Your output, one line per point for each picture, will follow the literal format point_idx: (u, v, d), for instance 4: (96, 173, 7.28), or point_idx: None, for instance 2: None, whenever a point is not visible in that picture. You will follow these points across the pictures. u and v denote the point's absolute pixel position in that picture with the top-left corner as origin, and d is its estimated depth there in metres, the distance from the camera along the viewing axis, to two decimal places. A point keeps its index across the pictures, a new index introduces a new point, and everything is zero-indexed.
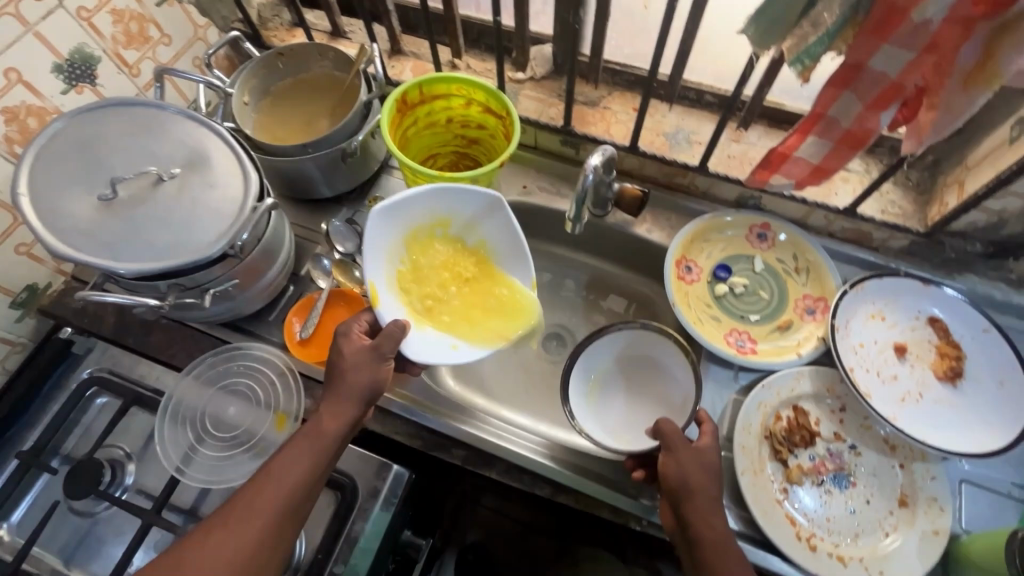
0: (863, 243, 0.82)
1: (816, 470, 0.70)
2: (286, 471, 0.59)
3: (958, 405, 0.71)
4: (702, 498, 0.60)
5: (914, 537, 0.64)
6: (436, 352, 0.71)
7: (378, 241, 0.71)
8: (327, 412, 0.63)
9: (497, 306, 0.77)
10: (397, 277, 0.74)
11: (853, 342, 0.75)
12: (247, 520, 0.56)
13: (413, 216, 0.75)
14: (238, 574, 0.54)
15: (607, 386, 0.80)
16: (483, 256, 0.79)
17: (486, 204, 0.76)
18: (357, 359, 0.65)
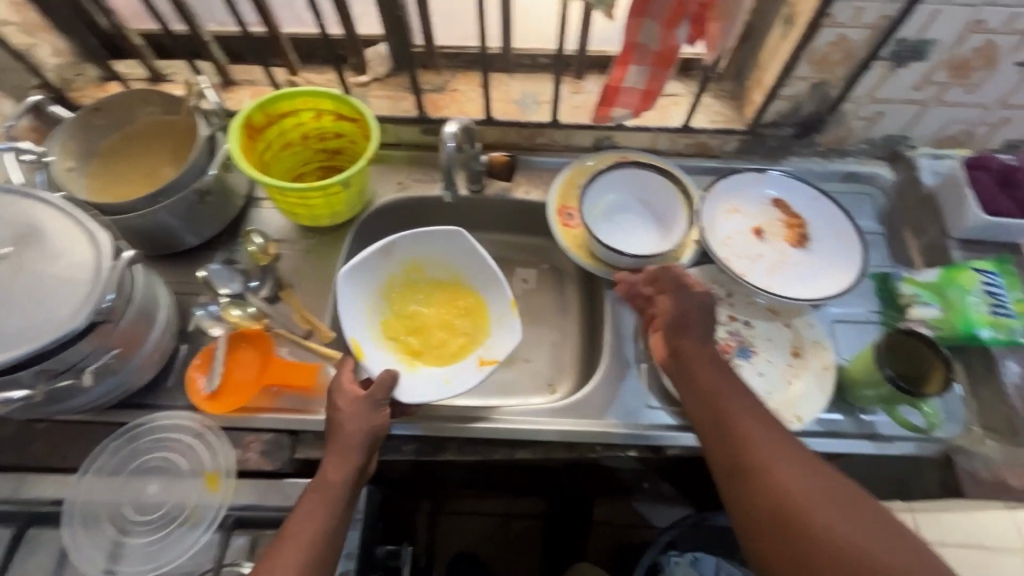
0: (706, 154, 0.94)
1: (724, 352, 0.78)
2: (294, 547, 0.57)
3: (814, 262, 0.83)
4: (693, 326, 0.69)
5: (812, 377, 0.75)
6: (427, 387, 0.72)
7: (357, 300, 0.77)
8: (321, 477, 0.61)
9: (485, 330, 0.79)
10: (383, 329, 0.80)
11: (721, 236, 0.85)
12: None
13: (384, 271, 0.81)
14: None
15: (619, 206, 0.88)
16: (464, 287, 0.83)
17: (438, 236, 0.80)
18: (347, 414, 0.65)
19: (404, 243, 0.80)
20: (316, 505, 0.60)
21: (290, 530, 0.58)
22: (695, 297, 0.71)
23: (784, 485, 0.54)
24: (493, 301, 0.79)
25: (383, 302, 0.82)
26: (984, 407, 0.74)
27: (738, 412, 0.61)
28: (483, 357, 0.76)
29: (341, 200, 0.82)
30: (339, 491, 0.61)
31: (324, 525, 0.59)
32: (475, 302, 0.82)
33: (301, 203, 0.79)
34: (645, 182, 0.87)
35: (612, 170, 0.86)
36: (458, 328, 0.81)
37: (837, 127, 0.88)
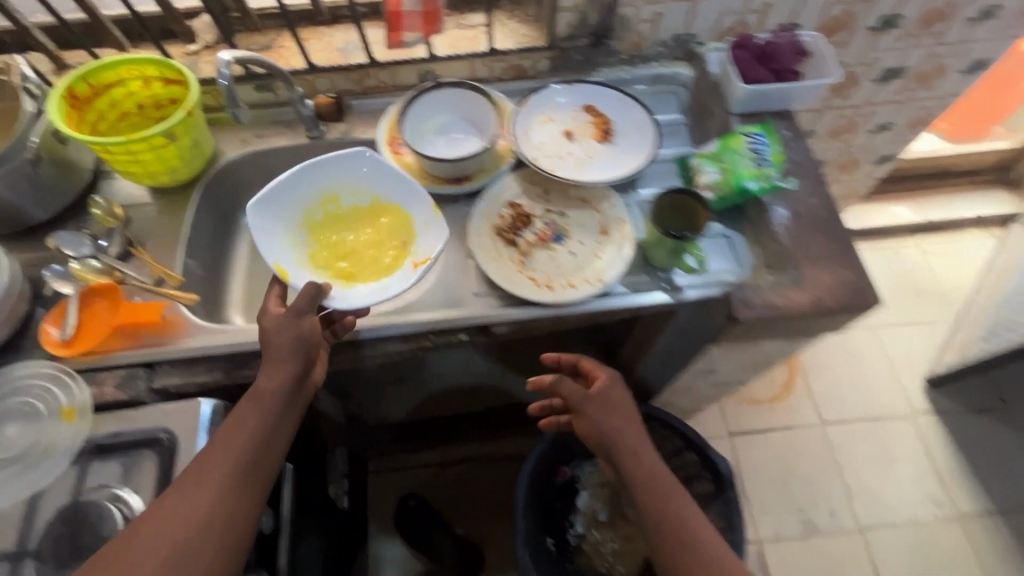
0: (523, 76, 1.03)
1: (541, 240, 0.87)
2: (234, 435, 0.65)
3: (617, 153, 0.93)
4: (613, 422, 0.83)
5: (614, 247, 0.85)
6: (368, 295, 0.79)
7: (274, 232, 0.82)
8: (255, 387, 0.68)
9: (414, 237, 0.85)
10: (308, 258, 0.85)
11: (535, 142, 0.94)
12: (203, 480, 0.61)
13: (298, 204, 0.86)
14: (198, 525, 0.59)
15: (444, 126, 0.97)
16: (382, 205, 0.89)
17: (344, 157, 0.86)
18: (274, 329, 0.70)
19: (313, 168, 0.85)
20: (251, 412, 0.66)
21: (224, 433, 0.65)
22: (615, 401, 0.85)
23: (687, 536, 0.72)
24: (416, 211, 0.85)
25: (306, 234, 0.87)
26: (764, 249, 0.84)
27: (665, 492, 0.76)
28: (415, 261, 0.82)
29: (174, 154, 0.86)
30: (271, 402, 0.67)
31: (259, 425, 0.66)
32: (399, 216, 0.88)
33: (132, 159, 0.83)
34: (468, 101, 0.96)
35: (435, 90, 0.95)
36: (386, 247, 0.88)
37: (626, 32, 0.98)
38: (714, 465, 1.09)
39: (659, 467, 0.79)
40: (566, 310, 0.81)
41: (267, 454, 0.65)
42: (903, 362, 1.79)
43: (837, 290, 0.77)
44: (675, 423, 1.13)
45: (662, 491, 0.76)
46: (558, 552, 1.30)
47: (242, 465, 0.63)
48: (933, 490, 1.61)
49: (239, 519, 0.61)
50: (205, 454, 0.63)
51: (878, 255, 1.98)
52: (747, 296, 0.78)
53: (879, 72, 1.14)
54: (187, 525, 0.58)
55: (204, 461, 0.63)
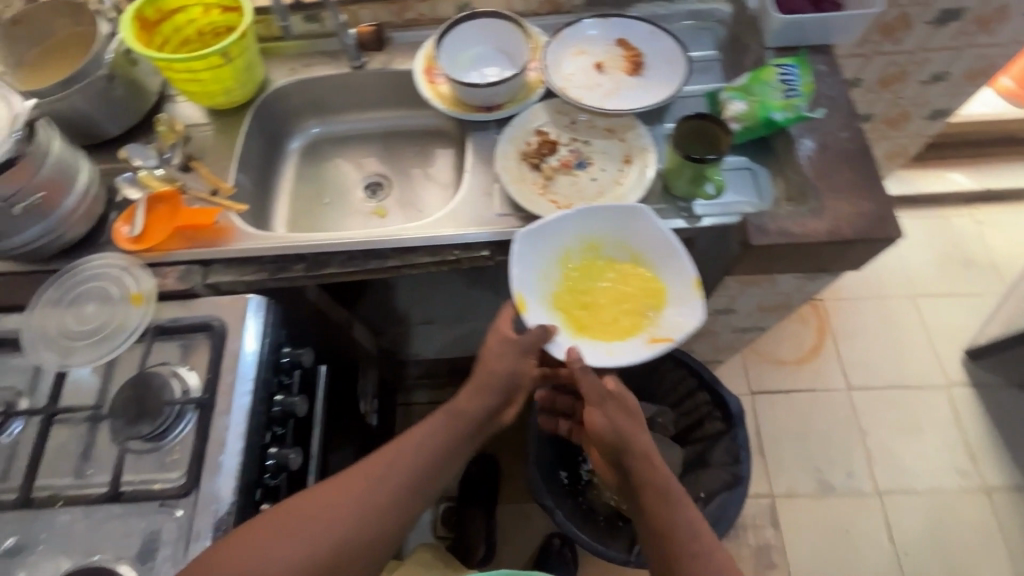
0: (558, 11, 1.04)
1: (564, 166, 0.90)
2: (426, 442, 0.75)
3: (646, 86, 0.94)
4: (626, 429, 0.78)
5: (636, 175, 0.87)
6: (596, 355, 0.80)
7: (528, 263, 0.83)
8: (458, 404, 0.78)
9: (661, 311, 0.82)
10: (550, 295, 0.85)
11: (566, 73, 0.96)
12: (392, 471, 0.71)
13: (561, 241, 0.85)
14: (376, 509, 0.68)
15: (478, 57, 1.00)
16: (642, 265, 0.85)
17: (635, 217, 0.83)
18: (497, 356, 0.80)
19: (591, 215, 0.84)
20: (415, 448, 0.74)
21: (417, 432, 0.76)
22: (629, 403, 0.81)
23: (696, 548, 0.70)
24: (673, 283, 0.82)
25: (555, 271, 0.86)
26: (786, 182, 0.85)
27: (668, 501, 0.73)
28: (653, 337, 0.81)
29: (228, 74, 0.94)
30: (433, 445, 0.75)
31: (446, 440, 0.76)
32: (652, 284, 0.84)
33: (192, 78, 0.91)
34: (503, 31, 0.99)
35: (473, 19, 0.98)
36: (628, 305, 0.84)
37: None
38: (724, 403, 1.11)
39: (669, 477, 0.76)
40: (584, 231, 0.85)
41: (424, 485, 0.72)
42: (943, 333, 1.73)
43: (855, 220, 0.78)
44: (689, 363, 1.16)
45: (672, 499, 0.74)
46: (570, 485, 1.36)
47: (427, 472, 0.73)
48: (960, 461, 1.57)
49: (400, 526, 0.70)
50: (399, 444, 0.74)
51: (927, 222, 1.89)
52: (763, 223, 0.79)
53: (934, 14, 1.09)
54: (366, 506, 0.68)
55: (395, 449, 0.74)
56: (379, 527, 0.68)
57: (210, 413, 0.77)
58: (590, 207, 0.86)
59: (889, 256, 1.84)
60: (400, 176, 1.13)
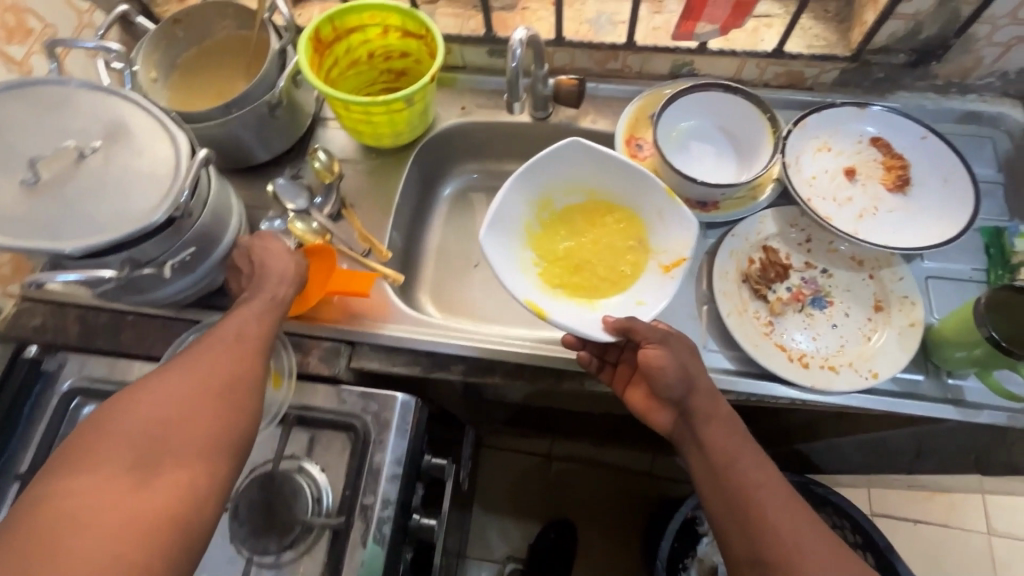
0: (798, 86, 0.84)
1: (796, 299, 0.73)
2: (251, 322, 0.59)
3: (911, 209, 0.74)
4: (696, 383, 0.63)
5: (894, 332, 0.69)
6: (626, 311, 0.69)
7: (502, 257, 0.70)
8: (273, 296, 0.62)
9: (648, 234, 0.73)
10: (540, 279, 0.73)
11: (806, 175, 0.77)
12: (225, 350, 0.55)
13: (514, 220, 0.74)
14: (210, 392, 0.51)
15: (696, 134, 0.82)
16: (601, 201, 0.76)
17: (556, 151, 0.72)
18: (273, 254, 0.67)
19: (525, 177, 0.73)
20: (215, 358, 0.53)
21: (246, 317, 0.59)
22: (687, 344, 0.65)
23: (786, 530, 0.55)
24: (648, 199, 0.73)
25: (528, 253, 0.75)
26: None
27: (750, 474, 0.59)
28: (664, 261, 0.71)
29: (404, 119, 0.80)
30: (259, 328, 0.59)
31: (265, 317, 0.60)
32: (625, 215, 0.75)
33: (364, 119, 0.78)
34: (739, 111, 0.80)
35: (709, 91, 0.80)
36: (613, 249, 0.75)
37: (961, 55, 0.76)
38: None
39: (741, 440, 0.62)
40: (820, 397, 0.67)
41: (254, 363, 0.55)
42: None
43: None
44: (855, 515, 0.98)
45: (750, 464, 0.60)
46: None
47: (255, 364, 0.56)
48: None
49: (218, 378, 0.52)
50: (238, 320, 0.58)
51: None
52: None
53: None
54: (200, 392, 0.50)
55: (233, 327, 0.57)
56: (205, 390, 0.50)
57: (346, 537, 0.66)
58: (829, 365, 0.68)
59: None
60: None
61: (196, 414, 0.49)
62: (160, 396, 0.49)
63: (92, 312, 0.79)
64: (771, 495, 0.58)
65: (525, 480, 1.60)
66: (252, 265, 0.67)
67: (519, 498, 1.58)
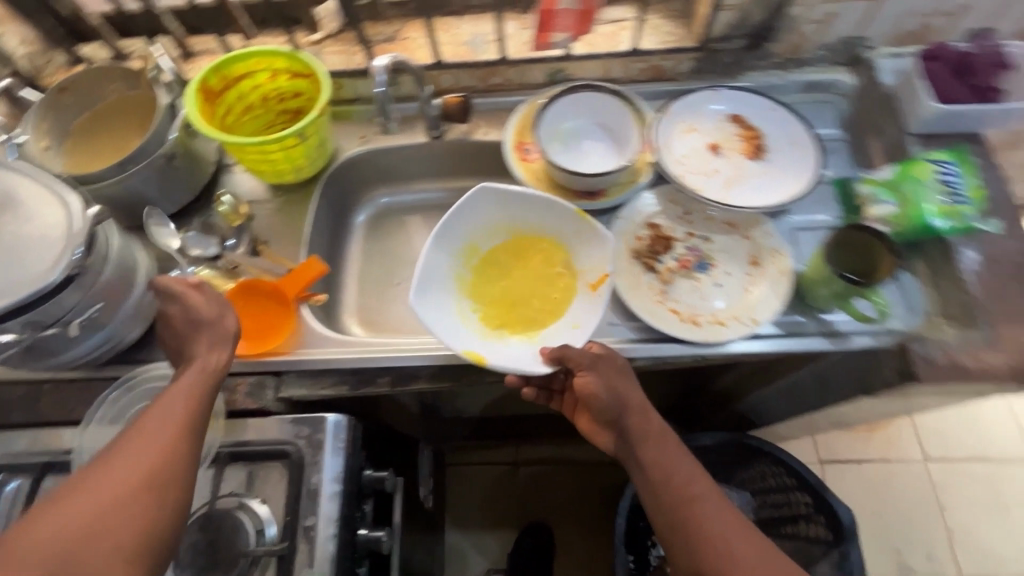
0: (661, 78, 0.93)
1: (683, 267, 0.80)
2: (180, 400, 0.58)
3: (770, 172, 0.83)
4: (627, 401, 0.69)
5: (769, 282, 0.77)
6: (564, 335, 0.75)
7: (440, 313, 0.75)
8: (203, 364, 0.62)
9: (571, 258, 0.79)
10: (483, 324, 0.78)
11: (677, 155, 0.86)
12: (149, 440, 0.53)
13: (445, 275, 0.78)
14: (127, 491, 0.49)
15: (577, 131, 0.90)
16: (523, 237, 0.82)
17: (468, 203, 0.78)
18: (204, 314, 0.65)
19: (446, 232, 0.78)
20: (135, 451, 0.52)
21: (173, 398, 0.57)
22: (619, 363, 0.71)
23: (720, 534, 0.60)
24: (562, 228, 0.79)
25: (466, 302, 0.79)
26: (943, 297, 0.75)
27: (686, 484, 0.65)
28: (590, 281, 0.77)
29: (301, 153, 0.83)
30: (184, 407, 0.57)
31: (195, 390, 0.59)
32: (546, 245, 0.81)
33: (262, 158, 0.81)
34: (610, 106, 0.88)
35: (580, 92, 0.87)
36: (543, 278, 0.81)
37: (789, 34, 0.87)
38: (831, 508, 1.00)
39: (676, 452, 0.69)
40: (713, 350, 0.74)
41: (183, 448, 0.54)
42: None
43: None
44: (788, 460, 1.05)
45: (685, 474, 0.66)
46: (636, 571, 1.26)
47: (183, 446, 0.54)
48: None
49: (139, 474, 0.51)
50: (165, 401, 0.57)
51: None
52: (931, 353, 0.68)
53: None
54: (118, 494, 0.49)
55: (157, 412, 0.56)
56: (123, 491, 0.49)
57: (290, 563, 0.68)
58: (718, 320, 0.75)
59: None
60: None
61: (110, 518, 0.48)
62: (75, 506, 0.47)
63: (6, 386, 0.78)
64: (703, 502, 0.63)
65: (495, 491, 1.61)
66: (175, 339, 0.66)
67: (492, 510, 1.59)
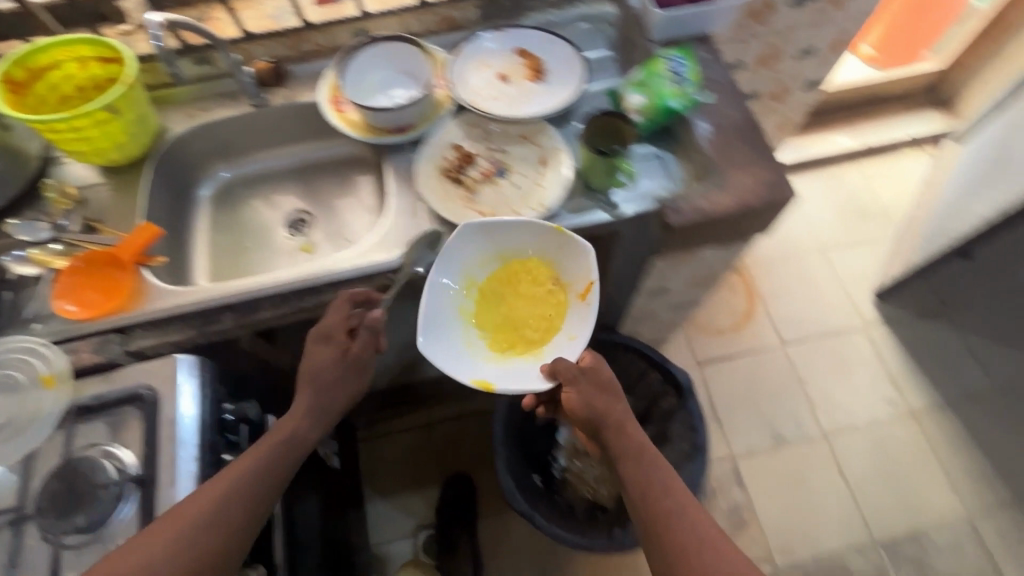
0: (454, 27, 1.06)
1: (485, 176, 0.92)
2: (253, 458, 0.70)
3: (550, 90, 0.98)
4: (600, 404, 0.78)
5: (555, 174, 0.90)
6: (565, 346, 0.82)
7: (443, 352, 0.81)
8: (284, 434, 0.74)
9: (558, 271, 0.86)
10: (490, 351, 0.85)
11: (472, 87, 0.98)
12: (228, 483, 0.67)
13: (444, 313, 0.85)
14: (204, 527, 0.63)
15: (382, 80, 1.00)
16: (510, 259, 0.88)
17: (453, 241, 0.84)
18: (310, 354, 0.79)
19: (440, 280, 0.84)
20: (212, 490, 0.66)
21: (246, 456, 0.70)
22: (605, 373, 0.80)
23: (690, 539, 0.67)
24: (537, 240, 0.85)
25: (468, 331, 0.86)
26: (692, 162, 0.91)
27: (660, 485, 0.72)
28: (579, 291, 0.84)
29: (120, 129, 0.89)
30: (256, 468, 0.70)
31: (272, 458, 0.72)
32: (533, 263, 0.87)
33: (78, 136, 0.86)
34: (405, 53, 1.00)
35: (376, 46, 0.99)
36: (536, 294, 0.87)
37: None
38: (674, 375, 1.16)
39: (657, 464, 0.75)
40: (513, 236, 0.87)
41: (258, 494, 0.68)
42: (853, 279, 1.89)
43: (758, 189, 0.85)
44: (637, 345, 1.20)
45: (657, 475, 0.73)
46: (545, 487, 1.38)
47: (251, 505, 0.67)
48: (887, 391, 1.72)
49: (226, 517, 0.65)
50: (241, 463, 0.69)
51: (822, 183, 2.08)
52: (678, 204, 0.85)
53: None
54: (205, 532, 0.63)
55: (235, 478, 0.68)
56: (210, 530, 0.63)
57: (152, 488, 0.72)
58: (515, 212, 0.88)
59: (795, 218, 2.01)
60: (322, 208, 1.11)
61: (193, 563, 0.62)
62: (168, 540, 0.62)
63: None
64: (673, 507, 0.70)
65: (414, 453, 1.68)
66: (305, 379, 0.78)
67: (413, 473, 1.65)
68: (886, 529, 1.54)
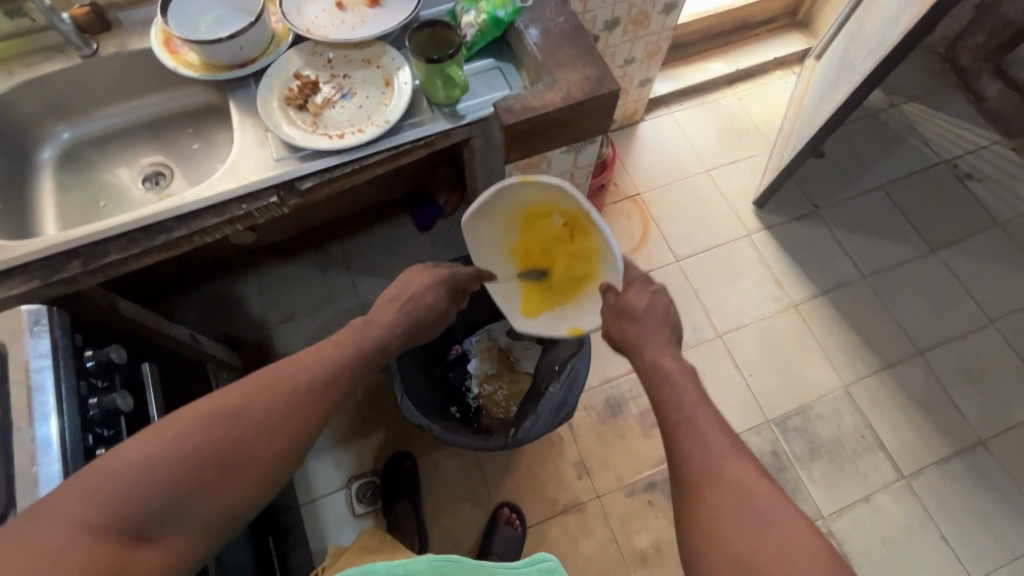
0: None
1: (330, 101, 0.94)
2: (350, 337, 0.82)
3: (387, 12, 0.99)
4: (645, 341, 0.82)
5: (397, 91, 0.93)
6: (606, 259, 0.90)
7: (536, 326, 0.97)
8: (372, 323, 0.86)
9: (556, 200, 0.92)
10: (572, 303, 0.97)
11: (309, 17, 0.99)
12: (331, 351, 0.78)
13: (529, 305, 1.01)
14: (325, 376, 0.74)
15: (214, 16, 0.99)
16: (520, 213, 0.98)
17: (474, 228, 0.99)
18: (411, 276, 0.96)
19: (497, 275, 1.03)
20: (315, 354, 0.76)
21: (341, 336, 0.81)
22: (657, 304, 0.86)
23: (727, 470, 0.63)
24: (529, 190, 0.92)
25: (546, 292, 1.01)
26: (527, 69, 0.97)
27: (707, 436, 0.67)
28: (579, 210, 0.89)
29: None
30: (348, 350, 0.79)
31: (365, 339, 0.82)
32: (541, 199, 0.93)
33: None
34: None
35: None
36: (564, 228, 0.95)
37: None
38: None
39: (710, 421, 0.69)
40: (359, 152, 0.90)
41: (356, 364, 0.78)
42: (736, 193, 2.04)
43: (583, 85, 0.91)
44: None
45: (700, 423, 0.68)
46: (463, 417, 1.41)
47: (356, 364, 0.78)
48: (772, 289, 1.87)
49: (331, 373, 0.75)
50: (338, 338, 0.81)
51: (702, 108, 2.21)
52: (510, 104, 0.90)
53: None
54: (314, 379, 0.72)
55: (331, 345, 0.79)
56: (322, 379, 0.73)
57: (10, 431, 0.70)
58: (360, 130, 0.91)
59: (681, 142, 2.13)
60: (180, 159, 1.10)
61: (311, 403, 0.70)
62: (292, 373, 0.71)
63: None
64: (727, 456, 0.64)
65: None
66: (410, 296, 0.92)
67: None
68: (776, 408, 1.71)
